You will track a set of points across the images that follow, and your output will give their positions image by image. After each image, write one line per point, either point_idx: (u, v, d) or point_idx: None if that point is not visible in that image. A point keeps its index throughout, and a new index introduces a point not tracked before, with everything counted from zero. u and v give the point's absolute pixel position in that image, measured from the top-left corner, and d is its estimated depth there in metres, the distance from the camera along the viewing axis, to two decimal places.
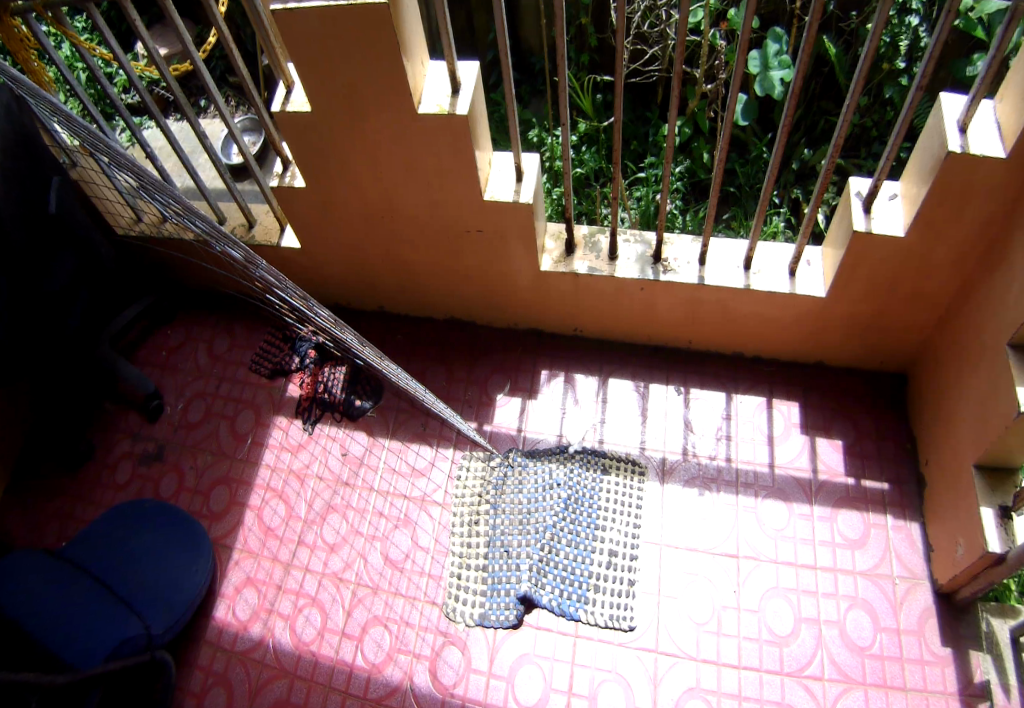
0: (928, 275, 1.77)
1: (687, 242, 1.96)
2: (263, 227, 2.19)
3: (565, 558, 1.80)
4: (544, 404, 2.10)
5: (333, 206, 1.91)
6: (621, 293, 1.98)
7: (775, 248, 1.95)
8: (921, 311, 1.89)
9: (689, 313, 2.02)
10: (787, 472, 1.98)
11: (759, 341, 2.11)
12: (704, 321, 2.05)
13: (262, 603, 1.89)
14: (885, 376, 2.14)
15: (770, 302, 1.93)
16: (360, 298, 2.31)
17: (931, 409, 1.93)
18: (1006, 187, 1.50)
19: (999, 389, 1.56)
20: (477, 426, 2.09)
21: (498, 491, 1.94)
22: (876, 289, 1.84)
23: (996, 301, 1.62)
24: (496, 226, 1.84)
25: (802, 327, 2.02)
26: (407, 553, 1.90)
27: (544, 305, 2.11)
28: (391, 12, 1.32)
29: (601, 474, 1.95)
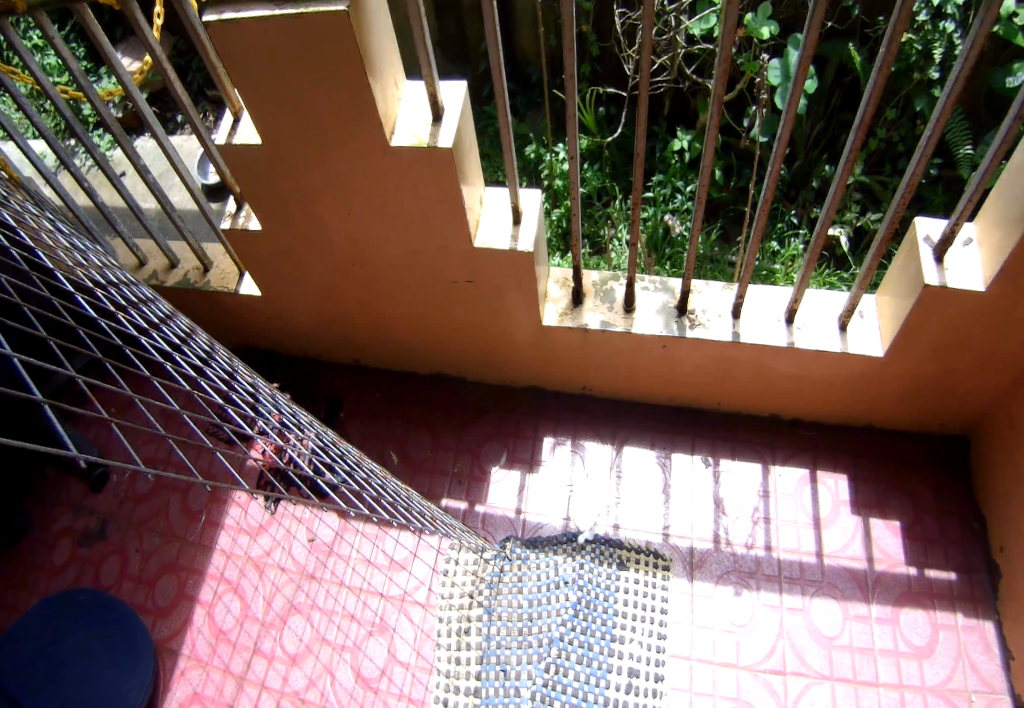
0: (1008, 335, 1.46)
1: (717, 290, 1.65)
2: (220, 271, 1.84)
3: (575, 682, 1.46)
4: (546, 480, 1.79)
5: (292, 252, 1.60)
6: (639, 350, 1.67)
7: (822, 298, 1.63)
8: (995, 373, 1.57)
9: (718, 373, 1.72)
10: (838, 564, 1.67)
11: (798, 403, 1.80)
12: (737, 382, 1.74)
13: None
14: (947, 440, 1.82)
15: (817, 361, 1.61)
16: (334, 351, 1.99)
17: (1007, 487, 1.61)
18: None
19: None
20: (468, 508, 1.78)
21: (493, 591, 1.60)
22: (942, 349, 1.53)
23: None
24: (488, 276, 1.53)
25: (850, 388, 1.70)
26: (383, 669, 1.57)
27: (548, 361, 1.80)
28: (352, 24, 1.01)
29: (615, 571, 1.63)
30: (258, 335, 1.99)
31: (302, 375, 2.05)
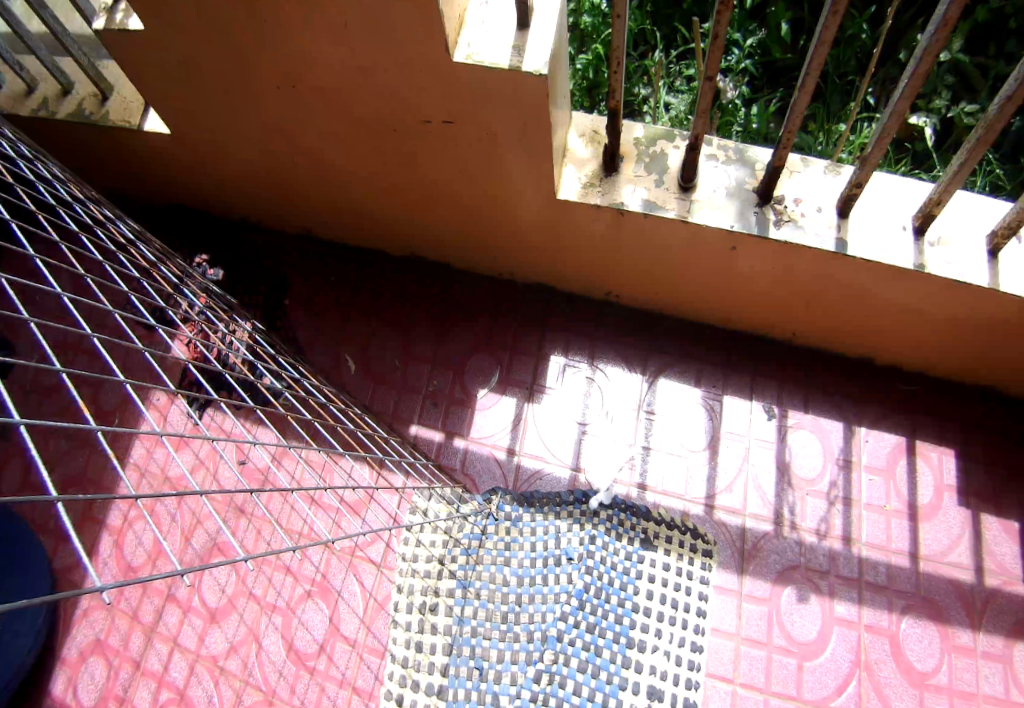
0: None
1: (814, 171, 1.08)
2: (121, 97, 1.19)
3: (575, 697, 1.03)
4: (551, 411, 1.32)
5: (185, 92, 1.05)
6: (694, 251, 1.14)
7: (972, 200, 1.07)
8: None
9: (803, 293, 1.20)
10: (936, 572, 1.23)
11: (902, 346, 1.29)
12: (826, 307, 1.23)
13: (112, 688, 1.25)
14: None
15: (962, 296, 1.08)
16: (281, 212, 1.46)
17: None
18: None
19: None
20: (445, 439, 1.34)
21: (471, 558, 1.15)
22: None
23: None
24: (477, 115, 0.96)
25: (987, 338, 1.19)
26: (322, 645, 1.21)
27: (564, 249, 1.27)
28: None
29: (637, 552, 1.18)
30: (175, 190, 1.44)
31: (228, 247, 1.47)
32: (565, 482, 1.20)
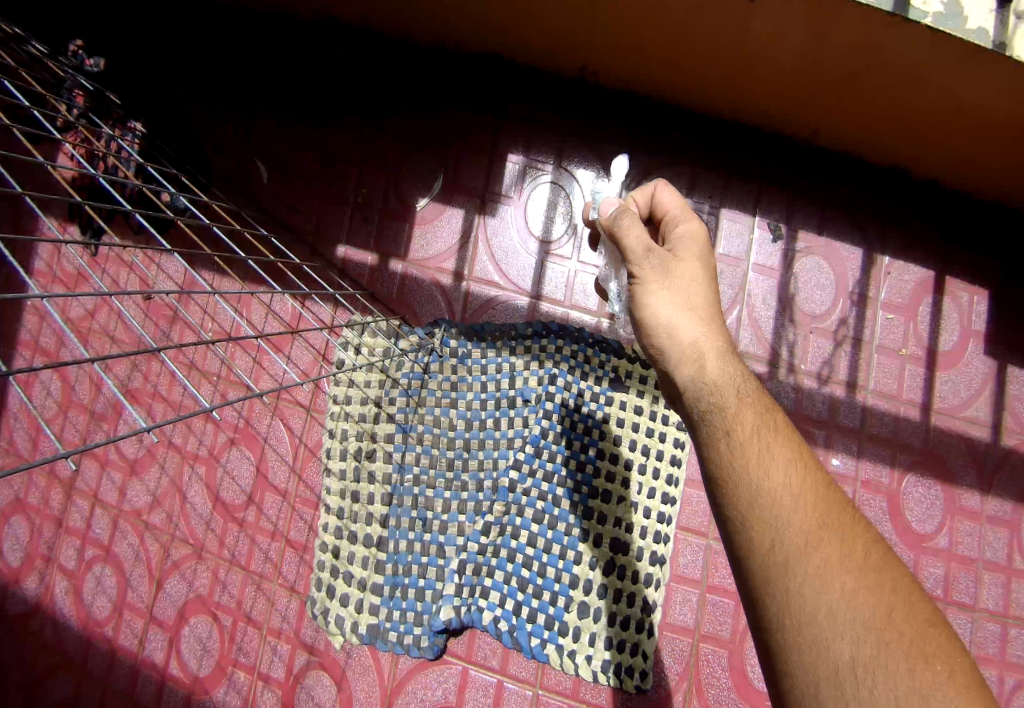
0: None
1: None
2: None
3: (529, 547, 0.93)
4: (508, 231, 1.03)
5: None
6: (701, 10, 0.84)
7: None
8: None
9: (849, 77, 0.91)
10: (945, 424, 1.10)
11: (952, 157, 1.04)
12: (879, 96, 0.94)
13: (35, 544, 1.16)
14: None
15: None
16: None
17: None
18: None
19: None
20: (373, 263, 1.02)
21: (412, 401, 0.98)
22: None
23: None
24: None
25: None
26: (251, 496, 1.10)
27: (524, 33, 0.94)
28: None
29: (604, 393, 0.98)
30: None
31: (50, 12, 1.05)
32: (524, 312, 1.01)
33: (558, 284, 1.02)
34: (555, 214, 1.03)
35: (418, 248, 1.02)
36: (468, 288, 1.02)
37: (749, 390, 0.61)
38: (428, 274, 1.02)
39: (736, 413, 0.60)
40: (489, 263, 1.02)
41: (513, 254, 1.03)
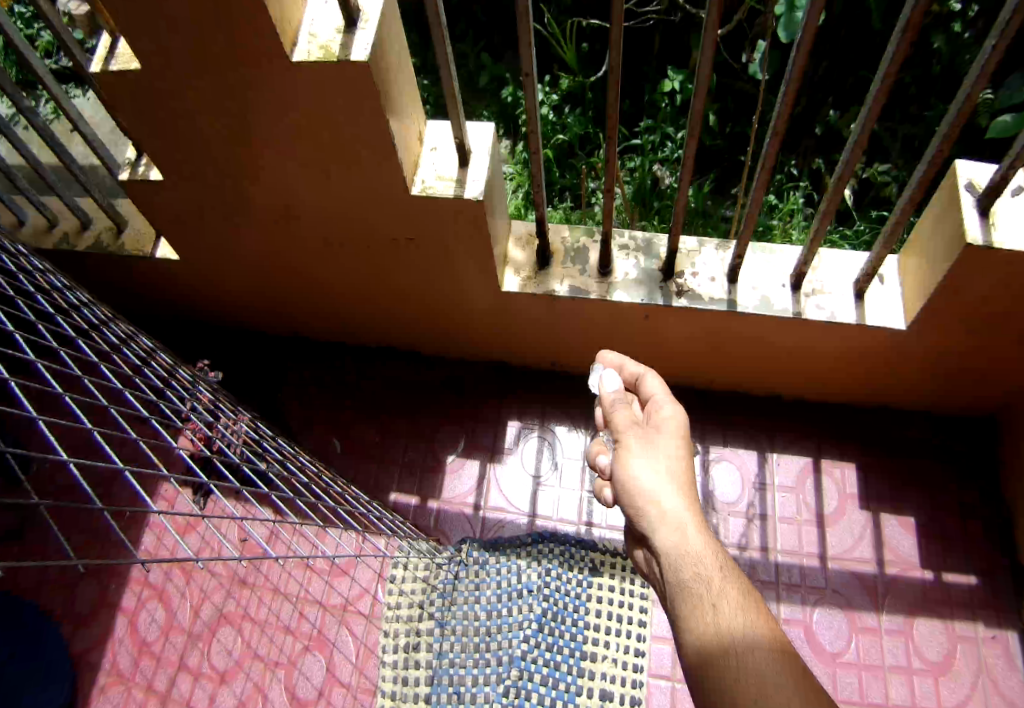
0: None
1: (709, 250, 1.35)
2: (134, 232, 1.45)
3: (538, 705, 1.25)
4: (511, 472, 1.56)
5: (197, 228, 1.34)
6: (618, 321, 1.41)
7: (840, 258, 1.34)
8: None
9: (713, 348, 1.47)
10: (842, 566, 1.49)
11: (795, 380, 1.58)
12: (737, 353, 1.49)
13: None
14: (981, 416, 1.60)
15: (852, 338, 1.36)
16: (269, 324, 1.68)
17: None
18: None
19: None
20: (420, 503, 1.55)
21: (447, 602, 1.39)
22: (986, 323, 1.26)
23: None
24: (432, 231, 1.25)
25: (851, 373, 1.50)
26: (321, 691, 1.39)
27: (511, 334, 1.53)
28: None
29: (586, 579, 1.40)
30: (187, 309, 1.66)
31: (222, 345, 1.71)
32: (525, 526, 1.51)
33: (550, 506, 1.53)
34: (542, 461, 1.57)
35: (451, 489, 1.56)
36: (485, 514, 1.53)
37: (725, 571, 0.67)
38: (459, 508, 1.54)
39: (704, 569, 0.68)
40: (499, 497, 1.54)
41: (515, 487, 1.55)
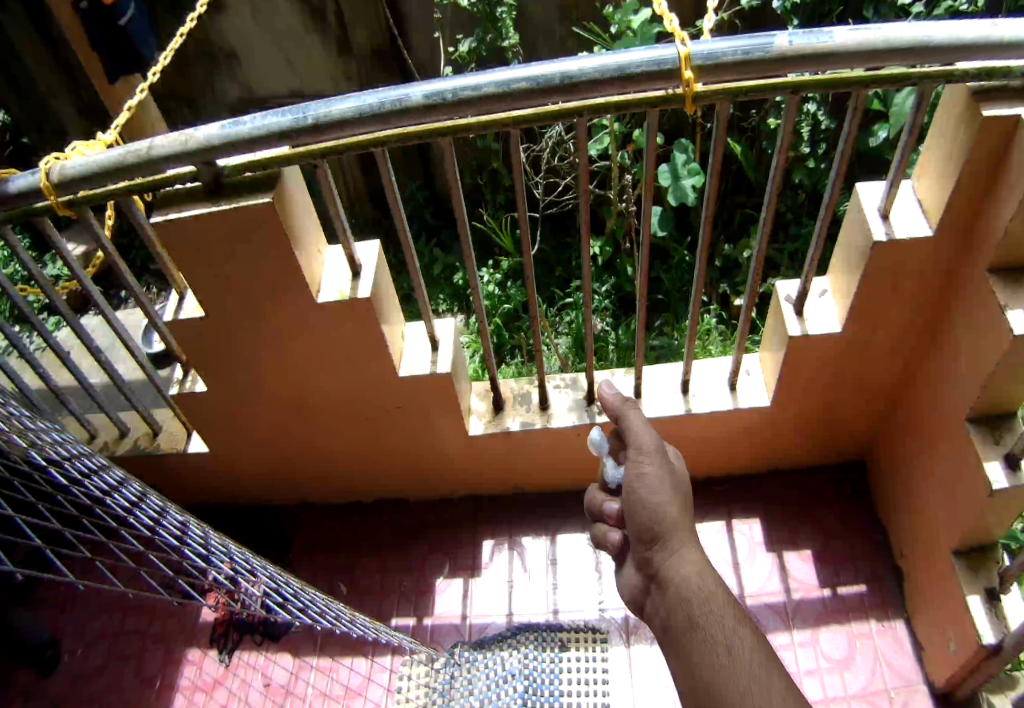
0: (869, 367, 1.79)
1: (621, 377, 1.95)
2: (169, 434, 1.96)
3: None
4: (488, 583, 1.97)
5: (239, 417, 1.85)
6: (558, 443, 1.95)
7: (711, 366, 1.98)
8: (865, 410, 1.94)
9: None
10: (760, 600, 1.93)
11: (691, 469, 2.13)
12: None
13: None
14: (839, 466, 2.17)
15: (713, 427, 1.94)
16: (284, 492, 2.15)
17: (893, 496, 1.94)
18: (932, 269, 1.51)
19: (964, 475, 1.51)
20: (417, 623, 1.93)
21: (446, 698, 1.78)
22: (818, 388, 1.84)
23: (942, 385, 1.61)
24: (416, 400, 1.83)
25: (737, 450, 2.06)
26: None
27: (478, 469, 2.04)
28: (278, 206, 1.39)
29: (556, 654, 1.81)
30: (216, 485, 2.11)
31: (252, 521, 2.20)
32: (506, 620, 1.90)
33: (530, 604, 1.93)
34: (518, 566, 1.99)
35: (442, 605, 1.95)
36: (470, 621, 1.91)
37: (721, 606, 0.86)
38: (449, 622, 1.92)
39: (699, 596, 0.88)
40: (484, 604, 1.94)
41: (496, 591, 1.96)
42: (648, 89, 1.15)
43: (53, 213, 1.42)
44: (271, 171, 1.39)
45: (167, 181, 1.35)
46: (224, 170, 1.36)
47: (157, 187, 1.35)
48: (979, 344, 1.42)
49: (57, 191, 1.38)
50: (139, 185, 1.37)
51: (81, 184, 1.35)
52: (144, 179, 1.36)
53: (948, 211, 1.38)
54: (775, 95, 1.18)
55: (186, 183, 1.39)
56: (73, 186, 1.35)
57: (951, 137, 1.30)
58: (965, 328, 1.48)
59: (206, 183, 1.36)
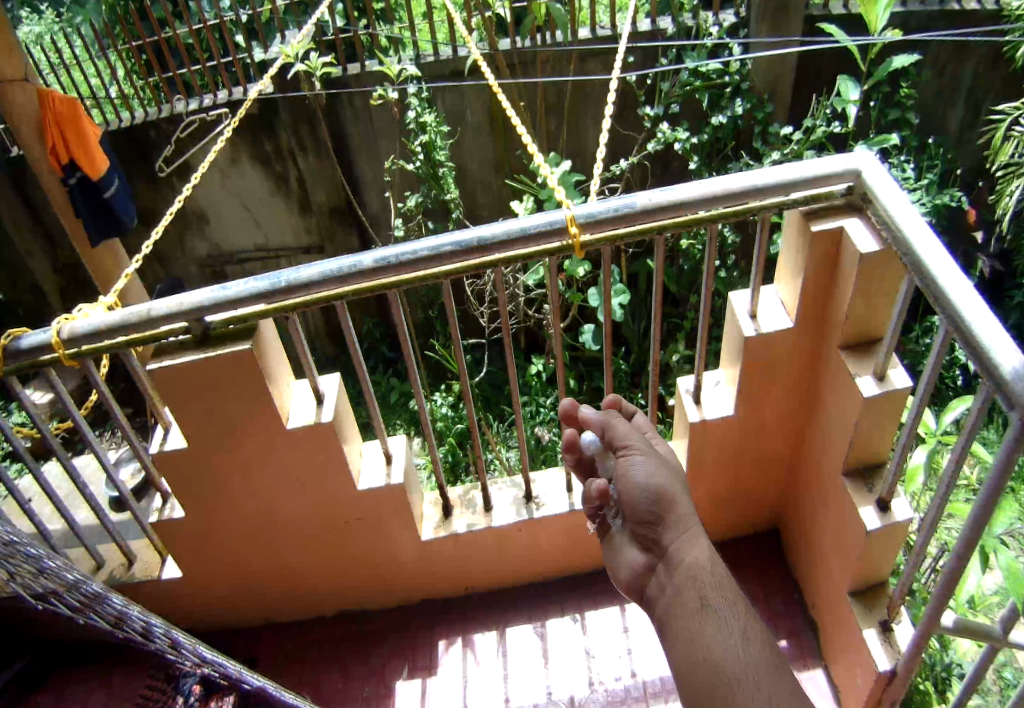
0: (765, 441, 2.22)
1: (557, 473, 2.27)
2: (144, 562, 2.16)
3: None
4: (444, 679, 2.12)
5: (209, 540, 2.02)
6: (504, 539, 2.18)
7: None
8: (769, 478, 2.35)
9: (571, 544, 2.24)
10: None
11: None
12: (590, 547, 2.26)
13: None
14: (748, 536, 2.54)
15: None
16: (249, 612, 2.29)
17: (800, 551, 2.31)
18: (799, 355, 1.98)
19: (846, 520, 1.88)
20: None
21: None
22: (726, 461, 2.24)
23: (821, 447, 2.03)
24: (374, 512, 2.03)
25: None
26: None
27: (433, 573, 2.24)
28: (255, 352, 1.64)
29: None
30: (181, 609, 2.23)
31: (219, 644, 2.31)
32: None
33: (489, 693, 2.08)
34: (478, 658, 2.15)
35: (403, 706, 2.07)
36: None
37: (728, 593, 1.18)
38: None
39: (711, 573, 1.20)
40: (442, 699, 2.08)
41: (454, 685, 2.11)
42: (549, 242, 1.54)
43: (56, 365, 1.63)
44: (250, 323, 1.65)
45: (164, 336, 1.59)
46: (212, 326, 1.62)
47: (156, 341, 1.58)
48: (842, 410, 1.85)
49: (66, 346, 1.58)
50: (138, 340, 1.59)
51: (88, 339, 1.57)
52: (144, 335, 1.59)
53: (801, 308, 1.86)
54: (649, 236, 1.62)
55: (179, 336, 1.63)
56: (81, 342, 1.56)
57: (794, 257, 1.81)
58: (830, 400, 1.92)
59: (195, 334, 1.61)
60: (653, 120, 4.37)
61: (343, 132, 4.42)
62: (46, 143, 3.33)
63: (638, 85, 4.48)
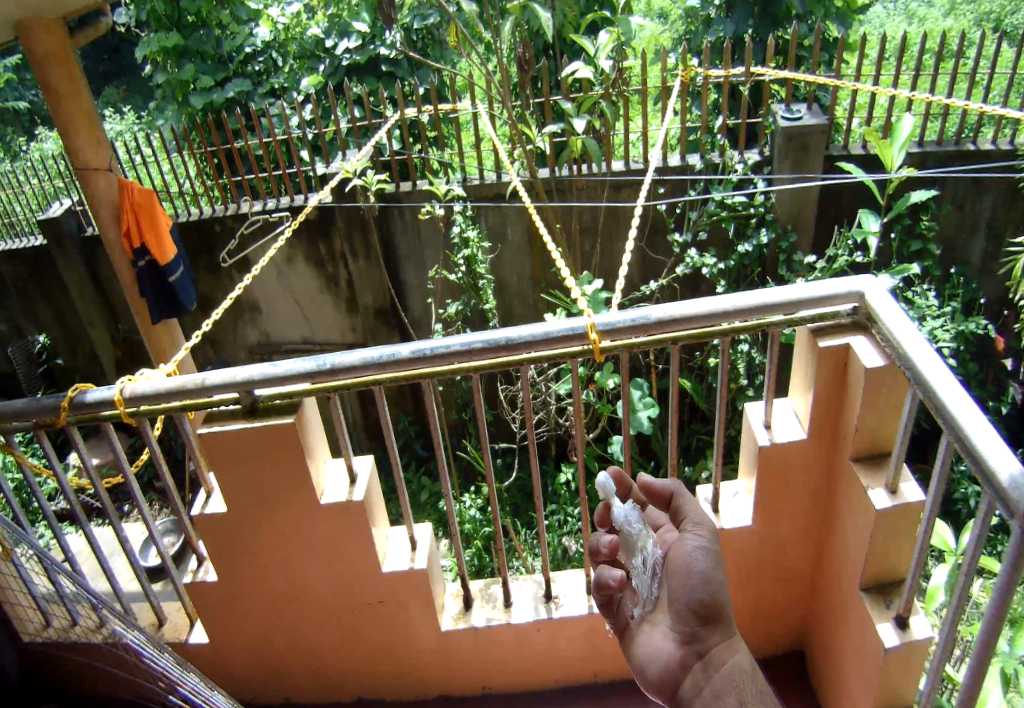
0: (784, 550, 2.22)
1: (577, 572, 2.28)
2: (173, 623, 2.30)
3: None
4: None
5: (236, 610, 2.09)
6: (522, 636, 2.17)
7: None
8: (792, 591, 2.32)
9: (591, 648, 2.21)
10: None
11: None
12: (609, 653, 2.23)
13: None
14: (773, 655, 2.46)
15: None
16: (266, 689, 2.30)
17: (824, 674, 2.22)
18: (814, 464, 2.04)
19: (866, 635, 1.85)
20: None
21: None
22: (746, 570, 2.24)
23: (840, 560, 2.02)
24: (394, 596, 2.07)
25: None
26: None
27: (449, 667, 2.23)
28: (297, 425, 1.79)
29: None
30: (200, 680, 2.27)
31: None
32: None
33: None
34: None
35: None
36: None
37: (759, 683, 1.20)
38: None
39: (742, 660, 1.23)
40: None
41: None
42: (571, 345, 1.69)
43: (114, 420, 1.79)
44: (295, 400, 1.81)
45: (216, 403, 1.76)
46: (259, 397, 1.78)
47: (207, 407, 1.75)
48: (858, 522, 1.87)
49: (127, 403, 1.75)
50: (191, 405, 1.75)
51: (146, 400, 1.73)
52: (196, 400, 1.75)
53: (813, 420, 1.95)
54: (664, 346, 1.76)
55: (229, 405, 1.80)
56: (140, 402, 1.72)
57: (806, 371, 1.93)
58: (847, 511, 1.95)
59: (245, 405, 1.77)
60: (682, 245, 4.67)
61: (393, 242, 4.82)
62: (121, 226, 3.69)
63: (668, 213, 4.83)
